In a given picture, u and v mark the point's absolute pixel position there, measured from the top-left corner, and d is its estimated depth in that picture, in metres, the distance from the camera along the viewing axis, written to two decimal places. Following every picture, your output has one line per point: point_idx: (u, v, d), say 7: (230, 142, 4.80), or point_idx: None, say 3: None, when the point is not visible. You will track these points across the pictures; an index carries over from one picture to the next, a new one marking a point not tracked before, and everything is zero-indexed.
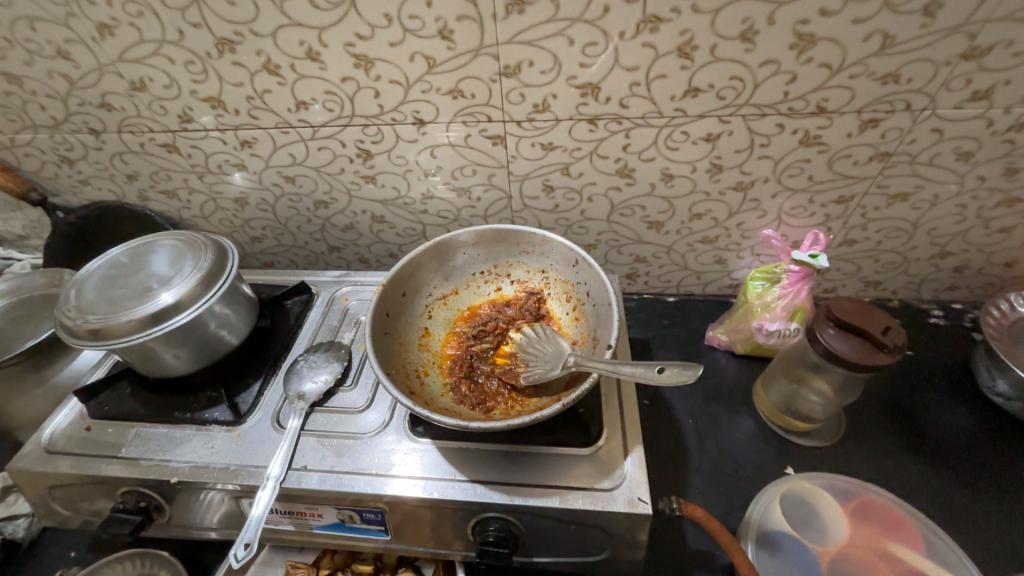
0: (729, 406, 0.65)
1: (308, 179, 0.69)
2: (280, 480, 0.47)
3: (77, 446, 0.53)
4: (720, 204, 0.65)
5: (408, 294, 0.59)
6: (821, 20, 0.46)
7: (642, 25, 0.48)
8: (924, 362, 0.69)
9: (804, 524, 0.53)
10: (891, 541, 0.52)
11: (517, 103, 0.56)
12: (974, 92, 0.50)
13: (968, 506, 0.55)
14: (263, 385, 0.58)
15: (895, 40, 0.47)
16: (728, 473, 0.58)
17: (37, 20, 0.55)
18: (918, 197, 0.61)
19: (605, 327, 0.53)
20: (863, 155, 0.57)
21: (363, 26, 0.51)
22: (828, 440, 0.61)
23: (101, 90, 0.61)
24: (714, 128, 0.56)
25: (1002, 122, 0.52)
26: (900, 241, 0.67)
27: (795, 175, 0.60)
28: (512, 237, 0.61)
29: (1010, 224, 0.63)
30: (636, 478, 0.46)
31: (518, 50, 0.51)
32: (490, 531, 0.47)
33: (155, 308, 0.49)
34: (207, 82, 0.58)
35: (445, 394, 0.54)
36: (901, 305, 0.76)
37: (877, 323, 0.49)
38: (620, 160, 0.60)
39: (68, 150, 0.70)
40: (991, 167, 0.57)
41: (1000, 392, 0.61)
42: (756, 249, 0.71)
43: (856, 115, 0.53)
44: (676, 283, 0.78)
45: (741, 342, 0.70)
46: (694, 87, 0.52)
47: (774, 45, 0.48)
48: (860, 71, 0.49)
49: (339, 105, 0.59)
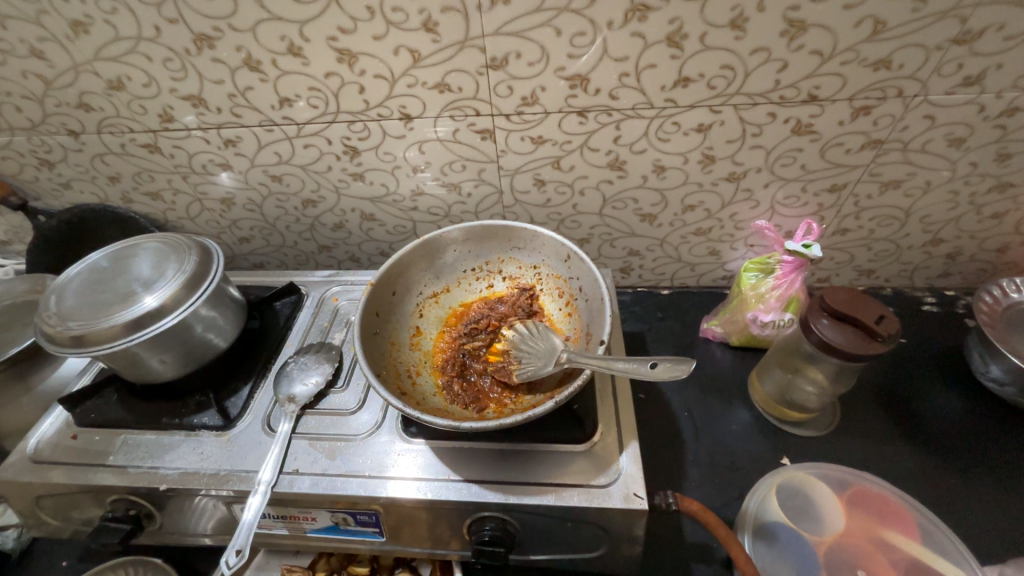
0: (724, 398, 0.65)
1: (295, 178, 0.67)
2: (271, 485, 0.47)
3: (64, 455, 0.52)
4: (712, 195, 0.64)
5: (398, 294, 0.58)
6: (812, 6, 0.45)
7: (631, 13, 0.47)
8: (919, 350, 0.69)
9: (800, 515, 0.53)
10: (887, 529, 0.52)
11: (505, 96, 0.55)
12: (965, 77, 0.49)
13: (965, 493, 0.55)
14: (253, 389, 0.57)
15: (886, 25, 0.46)
16: (725, 465, 0.58)
17: (9, 18, 0.54)
18: (910, 184, 0.61)
19: (598, 323, 0.52)
20: (854, 143, 0.56)
21: (345, 19, 0.50)
22: (823, 429, 0.61)
23: (78, 90, 0.60)
24: (705, 118, 0.55)
25: (994, 106, 0.52)
26: (893, 229, 0.67)
27: (788, 164, 0.59)
28: (503, 234, 0.60)
29: (1002, 210, 0.63)
30: (632, 473, 0.46)
31: (505, 42, 0.50)
32: (486, 531, 0.46)
33: (138, 313, 0.48)
34: (187, 79, 0.57)
35: (437, 394, 0.53)
36: (894, 293, 0.76)
37: (870, 312, 0.49)
38: (611, 152, 0.60)
39: (48, 152, 0.68)
40: (983, 153, 0.56)
41: (994, 377, 0.61)
42: (749, 240, 0.70)
43: (848, 102, 0.52)
44: (670, 276, 0.78)
45: (735, 333, 0.70)
46: (684, 77, 0.52)
47: (765, 32, 0.47)
48: (852, 58, 0.49)
49: (323, 102, 0.57)
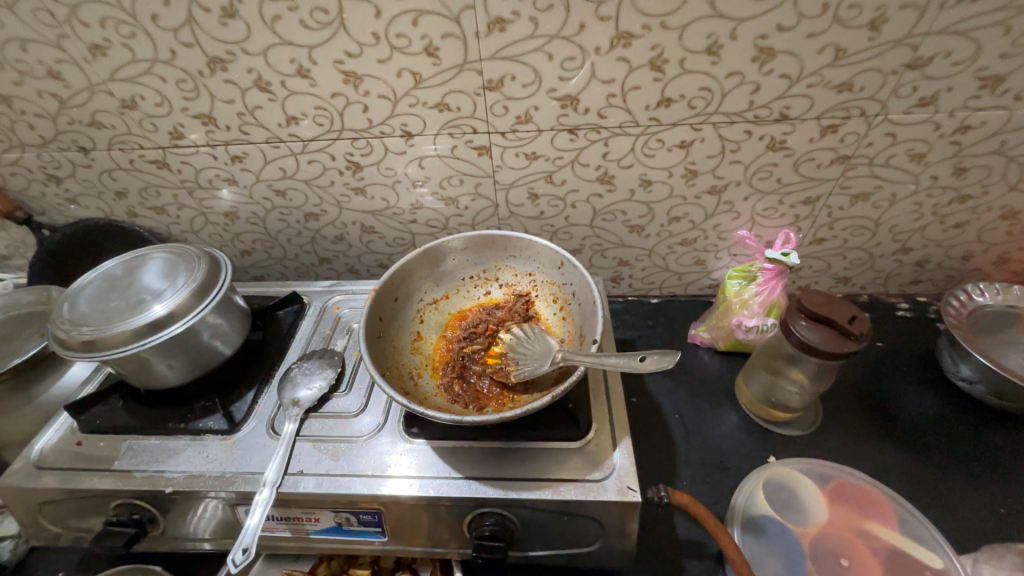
0: (713, 401, 0.68)
1: (298, 193, 0.70)
2: (276, 485, 0.48)
3: (69, 461, 0.53)
4: (696, 207, 0.68)
5: (400, 299, 0.60)
6: (779, 35, 0.50)
7: (616, 41, 0.51)
8: (895, 352, 0.73)
9: (786, 508, 0.55)
10: (868, 520, 0.54)
11: (501, 115, 0.59)
12: (920, 98, 0.54)
13: (941, 485, 0.58)
14: (257, 394, 0.58)
15: (846, 52, 0.51)
16: (715, 464, 0.60)
17: (30, 41, 0.57)
18: (878, 196, 0.65)
19: (591, 324, 0.55)
20: (825, 158, 0.61)
21: (352, 44, 0.53)
22: (807, 428, 0.64)
23: (92, 109, 0.63)
24: (687, 135, 0.59)
25: (948, 125, 0.57)
26: (865, 239, 0.71)
27: (765, 178, 0.64)
28: (499, 243, 0.64)
29: (964, 220, 0.67)
30: (625, 467, 0.48)
31: (501, 65, 0.54)
32: (485, 526, 0.48)
33: (149, 320, 0.50)
34: (199, 99, 0.60)
35: (438, 395, 0.55)
36: (870, 300, 0.80)
37: (843, 313, 0.52)
38: (600, 167, 0.63)
39: (56, 168, 0.70)
40: (942, 167, 0.61)
41: (964, 376, 0.64)
42: (732, 250, 0.74)
43: (816, 121, 0.57)
44: (659, 285, 0.81)
45: (722, 338, 0.73)
46: (666, 97, 0.56)
47: (737, 58, 0.52)
48: (817, 81, 0.53)
49: (328, 120, 0.61)
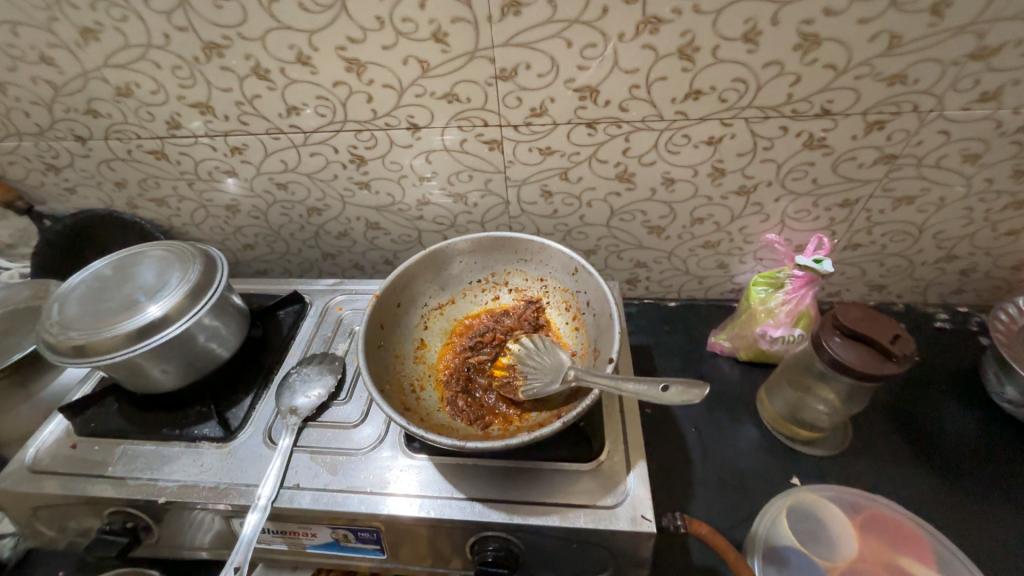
0: (733, 415, 0.64)
1: (300, 186, 0.67)
2: (271, 500, 0.46)
3: (63, 465, 0.51)
4: (722, 208, 0.63)
5: (403, 305, 0.57)
6: (826, 20, 0.44)
7: (642, 26, 0.46)
8: (932, 368, 0.68)
9: (812, 539, 0.52)
10: (902, 556, 0.50)
11: (514, 107, 0.55)
12: (982, 93, 0.49)
13: (979, 516, 0.54)
14: (254, 400, 0.56)
15: (901, 40, 0.45)
16: (734, 485, 0.57)
17: (20, 25, 0.54)
18: (924, 200, 0.60)
19: (606, 339, 0.51)
20: (867, 158, 0.56)
21: (354, 29, 0.49)
22: (834, 450, 0.60)
23: (87, 96, 0.60)
24: (716, 130, 0.54)
25: (1011, 122, 0.51)
26: (906, 245, 0.66)
27: (800, 178, 0.59)
28: (510, 245, 0.60)
29: (1018, 227, 0.61)
30: (640, 496, 0.45)
31: (515, 52, 0.50)
32: (489, 551, 0.45)
33: (140, 323, 0.48)
34: (195, 87, 0.57)
35: (441, 409, 0.52)
36: (906, 309, 0.75)
37: (884, 331, 0.48)
38: (620, 164, 0.59)
39: (54, 157, 0.68)
40: (999, 169, 0.55)
41: (1009, 398, 0.60)
42: (759, 254, 0.69)
43: (861, 117, 0.52)
44: (677, 288, 0.77)
45: (744, 348, 0.69)
46: (695, 90, 0.51)
47: (778, 46, 0.47)
48: (867, 72, 0.48)
49: (330, 110, 0.57)
